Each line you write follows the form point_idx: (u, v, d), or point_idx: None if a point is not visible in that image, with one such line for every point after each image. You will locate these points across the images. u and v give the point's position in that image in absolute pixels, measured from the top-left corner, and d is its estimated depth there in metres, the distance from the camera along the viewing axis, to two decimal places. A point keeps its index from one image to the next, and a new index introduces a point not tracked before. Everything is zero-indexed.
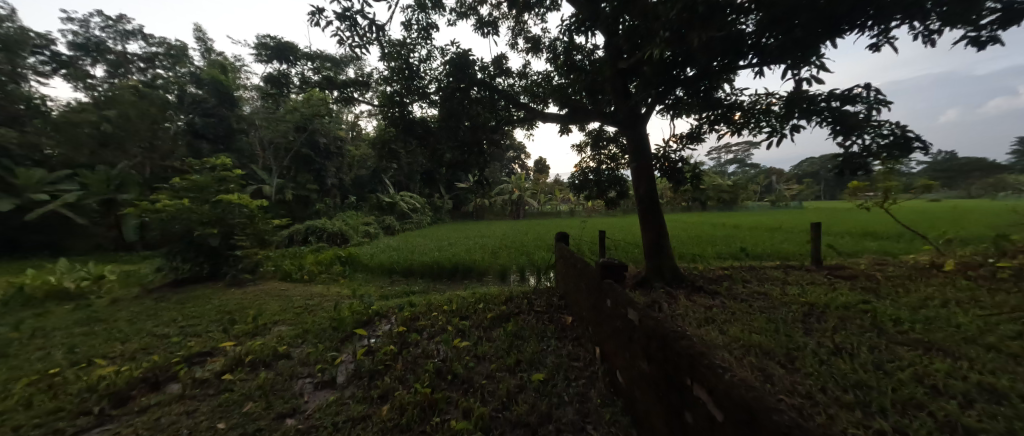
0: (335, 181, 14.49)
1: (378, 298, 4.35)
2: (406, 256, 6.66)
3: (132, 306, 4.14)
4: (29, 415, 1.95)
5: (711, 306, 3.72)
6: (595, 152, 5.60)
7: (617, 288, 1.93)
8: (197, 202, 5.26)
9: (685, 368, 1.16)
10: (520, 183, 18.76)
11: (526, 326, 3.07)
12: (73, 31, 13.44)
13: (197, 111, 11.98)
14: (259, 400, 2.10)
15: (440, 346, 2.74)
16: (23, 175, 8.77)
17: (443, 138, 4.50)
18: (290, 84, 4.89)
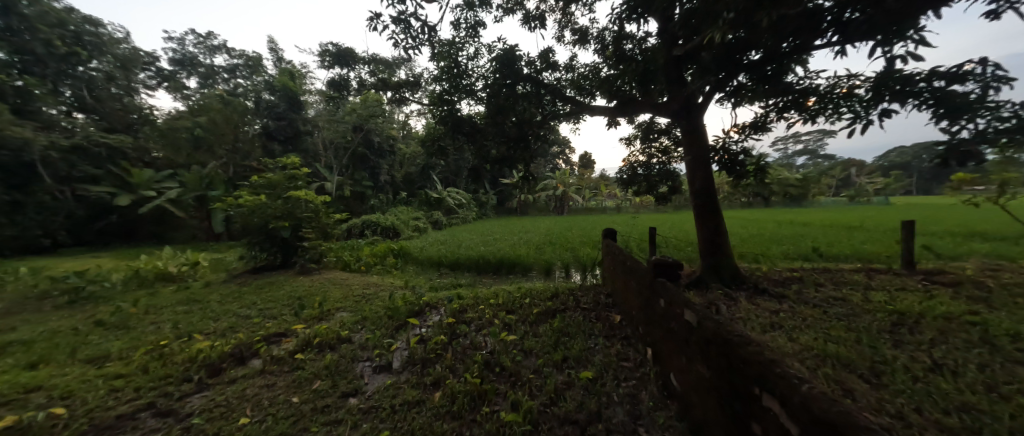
0: (388, 178, 15.28)
1: (427, 289, 4.55)
2: (453, 250, 6.87)
3: (220, 289, 4.72)
4: (147, 379, 2.30)
5: (778, 310, 3.42)
6: (645, 145, 5.37)
7: (671, 287, 1.85)
8: (273, 197, 5.85)
9: (753, 376, 1.09)
10: (565, 179, 18.38)
11: (573, 322, 3.04)
12: (172, 49, 15.48)
13: (270, 115, 13.19)
14: (326, 379, 2.29)
15: (487, 338, 2.81)
16: (137, 176, 10.45)
17: (491, 134, 4.60)
18: (350, 87, 5.23)
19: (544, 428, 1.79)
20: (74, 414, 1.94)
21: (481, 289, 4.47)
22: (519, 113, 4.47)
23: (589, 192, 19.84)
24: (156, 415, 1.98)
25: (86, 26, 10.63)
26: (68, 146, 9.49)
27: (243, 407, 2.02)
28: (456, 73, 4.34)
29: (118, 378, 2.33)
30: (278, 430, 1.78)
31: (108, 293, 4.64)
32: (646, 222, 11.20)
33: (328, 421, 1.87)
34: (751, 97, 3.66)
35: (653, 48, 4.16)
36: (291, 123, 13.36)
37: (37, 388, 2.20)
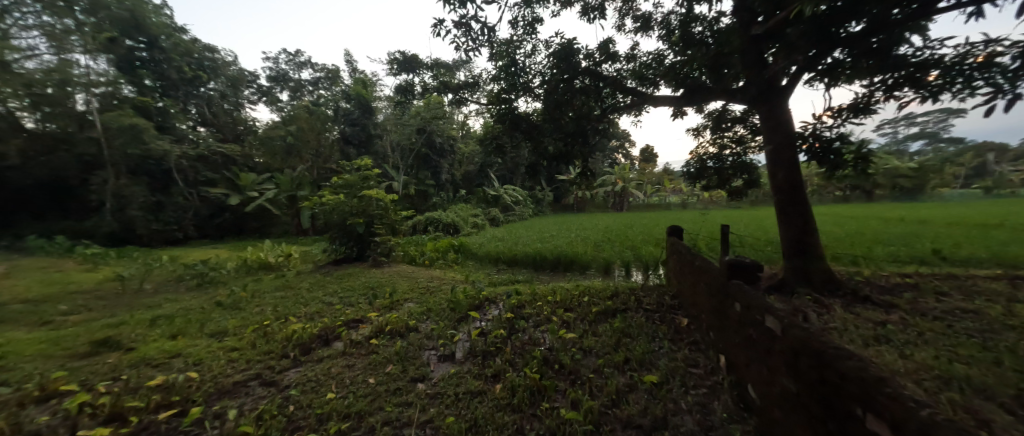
0: (449, 177, 15.89)
1: (486, 284, 4.67)
2: (510, 247, 6.95)
3: (308, 278, 5.32)
4: (253, 353, 2.67)
5: (884, 322, 2.94)
6: (716, 135, 4.92)
7: (747, 290, 1.69)
8: (350, 196, 6.45)
9: (854, 394, 0.96)
10: (625, 174, 17.49)
11: (635, 323, 2.91)
12: (269, 67, 17.67)
13: (346, 121, 14.41)
14: (397, 364, 2.47)
15: (546, 334, 2.81)
16: (243, 179, 12.14)
17: (548, 130, 4.53)
18: (415, 91, 5.53)
19: (605, 429, 1.75)
20: (203, 378, 2.32)
21: (538, 286, 4.48)
22: (577, 108, 4.37)
23: (652, 187, 18.68)
24: (262, 384, 2.30)
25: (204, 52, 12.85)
26: (192, 154, 11.38)
27: (329, 383, 2.25)
28: (515, 70, 4.37)
29: (233, 350, 2.76)
30: (358, 407, 1.95)
31: (223, 277, 5.49)
32: (717, 218, 10.30)
33: (400, 403, 2.02)
34: (852, 75, 3.18)
35: (727, 29, 3.81)
36: (364, 128, 14.46)
37: (174, 355, 2.67)
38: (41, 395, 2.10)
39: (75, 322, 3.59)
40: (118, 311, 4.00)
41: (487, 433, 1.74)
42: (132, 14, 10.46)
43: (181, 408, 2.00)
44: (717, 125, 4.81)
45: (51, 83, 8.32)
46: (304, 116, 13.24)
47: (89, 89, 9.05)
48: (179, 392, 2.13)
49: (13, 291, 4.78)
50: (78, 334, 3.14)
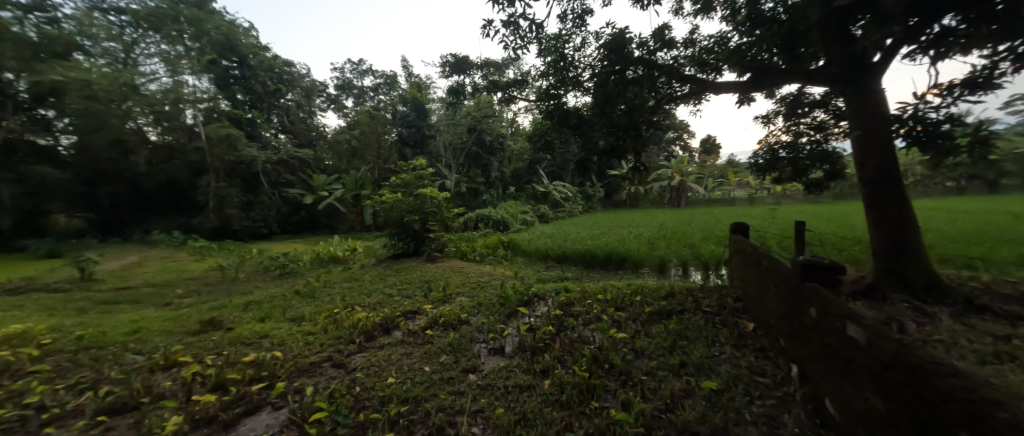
0: (498, 174, 15.95)
1: (534, 280, 4.68)
2: (560, 243, 6.86)
3: (370, 271, 5.72)
4: (325, 337, 2.94)
5: (1011, 337, 2.45)
6: (790, 122, 4.43)
7: (825, 294, 1.51)
8: (407, 195, 6.82)
9: (960, 418, 0.82)
10: (683, 167, 15.94)
11: (693, 326, 2.74)
12: (337, 76, 19.15)
13: (403, 123, 15.05)
14: (450, 354, 2.58)
15: (596, 333, 2.76)
16: (316, 180, 13.28)
17: (598, 125, 4.45)
18: (465, 92, 5.65)
19: (659, 433, 1.68)
20: (286, 357, 2.61)
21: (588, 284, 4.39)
22: (630, 100, 4.24)
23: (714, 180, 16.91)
24: (333, 366, 2.53)
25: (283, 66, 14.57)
26: (274, 158, 12.78)
27: (389, 369, 2.41)
28: (565, 65, 4.25)
29: (308, 334, 3.07)
30: (415, 392, 2.08)
31: (300, 269, 6.11)
32: (797, 212, 9.08)
33: (453, 391, 2.10)
34: (967, 45, 2.69)
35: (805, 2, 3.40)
36: (418, 129, 15.11)
37: (262, 336, 3.04)
38: (165, 364, 2.51)
39: (187, 304, 4.24)
40: (219, 296, 4.65)
41: (535, 427, 1.75)
42: (227, 37, 12.32)
43: (267, 383, 2.27)
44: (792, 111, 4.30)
45: (166, 101, 10.38)
46: (366, 120, 14.09)
47: (195, 105, 10.98)
48: (266, 368, 2.41)
49: (143, 277, 5.75)
50: (190, 314, 3.70)
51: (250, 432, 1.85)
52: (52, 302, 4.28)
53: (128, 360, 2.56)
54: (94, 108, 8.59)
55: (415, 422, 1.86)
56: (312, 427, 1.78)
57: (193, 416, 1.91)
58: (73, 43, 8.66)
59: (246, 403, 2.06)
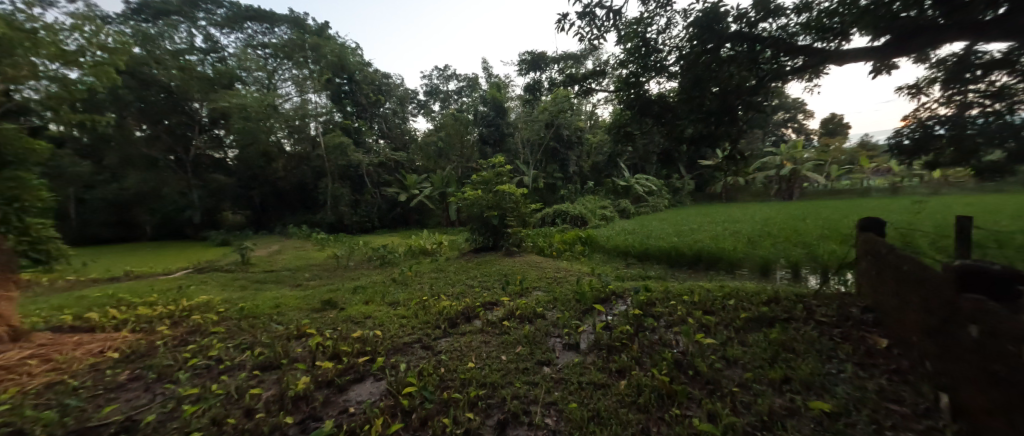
0: (577, 168, 15.35)
1: (612, 278, 4.49)
2: (645, 239, 6.43)
3: (454, 263, 6.13)
4: (415, 321, 3.26)
5: None
6: (951, 93, 3.44)
7: (992, 309, 1.18)
8: (487, 191, 7.12)
9: None
10: (797, 152, 12.23)
11: (802, 338, 2.35)
12: (425, 83, 20.58)
13: (483, 123, 15.33)
14: (525, 346, 2.65)
15: (679, 336, 2.56)
16: (408, 179, 14.45)
17: (684, 111, 4.04)
18: (542, 88, 5.60)
19: None
20: (384, 336, 2.96)
21: (674, 284, 4.06)
22: (724, 82, 3.67)
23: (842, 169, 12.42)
24: (422, 347, 2.78)
25: (382, 78, 16.23)
26: (375, 161, 14.41)
27: (470, 355, 2.56)
28: (646, 50, 3.96)
29: (403, 317, 3.43)
30: (492, 378, 2.18)
31: (396, 259, 6.84)
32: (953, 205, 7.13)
33: (528, 381, 2.16)
34: None
35: None
36: (497, 128, 15.42)
37: (366, 317, 3.48)
38: (297, 334, 3.06)
39: (310, 286, 5.11)
40: (334, 280, 5.46)
41: (609, 426, 1.70)
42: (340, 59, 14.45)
43: (370, 356, 2.59)
44: (955, 77, 3.39)
45: (297, 117, 13.06)
46: (451, 123, 14.57)
47: (317, 119, 13.43)
48: (368, 345, 2.74)
49: (282, 263, 7.04)
50: (314, 294, 4.44)
51: (357, 397, 2.14)
52: (223, 280, 5.53)
53: (273, 329, 3.18)
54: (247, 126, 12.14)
55: (492, 406, 1.94)
56: (404, 399, 1.98)
57: (318, 376, 2.28)
58: (234, 76, 12.80)
59: (354, 371, 2.39)
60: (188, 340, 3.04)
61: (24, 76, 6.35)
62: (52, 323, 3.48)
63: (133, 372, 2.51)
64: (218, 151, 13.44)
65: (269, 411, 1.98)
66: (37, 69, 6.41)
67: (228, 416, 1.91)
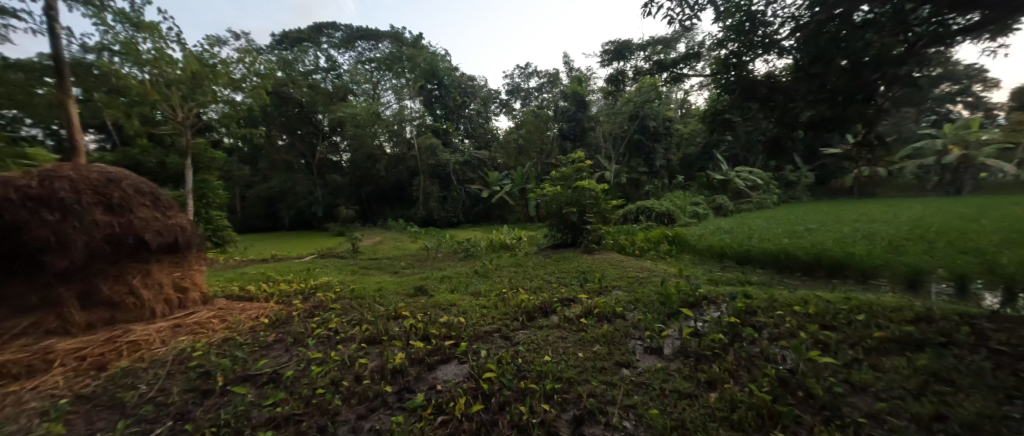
0: (665, 162, 14.01)
1: (704, 281, 4.07)
2: (748, 239, 5.65)
3: (532, 258, 6.21)
4: (495, 311, 3.40)
5: None
6: None
7: None
8: (567, 187, 7.08)
9: None
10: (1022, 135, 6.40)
11: (966, 369, 1.83)
12: (508, 82, 21.00)
13: (563, 118, 15.31)
14: (604, 346, 2.57)
15: (788, 352, 2.21)
16: (491, 177, 14.97)
17: (800, 91, 3.23)
18: (625, 78, 5.26)
19: None
20: (468, 323, 3.14)
21: (781, 291, 3.51)
22: (855, 53, 2.86)
23: None
24: (502, 337, 2.88)
25: (468, 81, 17.16)
26: (460, 160, 15.58)
27: (547, 349, 2.58)
28: (751, 25, 3.30)
29: (484, 306, 3.59)
30: (569, 374, 2.16)
31: (478, 252, 7.21)
32: None
33: (605, 381, 2.09)
34: None
35: None
36: (578, 122, 15.14)
37: (452, 304, 3.74)
38: (394, 315, 3.44)
39: (405, 274, 5.69)
40: (425, 269, 5.98)
41: None
42: (431, 66, 16.01)
43: (454, 340, 2.77)
44: None
45: (395, 122, 14.72)
46: (531, 120, 15.08)
47: (411, 124, 14.84)
48: (453, 330, 2.95)
49: (383, 252, 7.98)
50: (408, 281, 4.92)
51: (444, 376, 2.33)
52: (338, 265, 6.49)
53: (375, 309, 3.62)
54: (358, 134, 14.56)
55: (568, 401, 1.93)
56: (484, 383, 2.09)
57: (411, 354, 2.53)
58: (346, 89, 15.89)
59: (441, 353, 2.59)
60: (314, 313, 3.64)
61: (210, 100, 9.15)
62: (227, 292, 4.51)
63: (277, 335, 3.11)
64: (335, 155, 16.49)
65: (373, 379, 2.26)
66: (215, 94, 9.15)
67: (342, 379, 2.24)
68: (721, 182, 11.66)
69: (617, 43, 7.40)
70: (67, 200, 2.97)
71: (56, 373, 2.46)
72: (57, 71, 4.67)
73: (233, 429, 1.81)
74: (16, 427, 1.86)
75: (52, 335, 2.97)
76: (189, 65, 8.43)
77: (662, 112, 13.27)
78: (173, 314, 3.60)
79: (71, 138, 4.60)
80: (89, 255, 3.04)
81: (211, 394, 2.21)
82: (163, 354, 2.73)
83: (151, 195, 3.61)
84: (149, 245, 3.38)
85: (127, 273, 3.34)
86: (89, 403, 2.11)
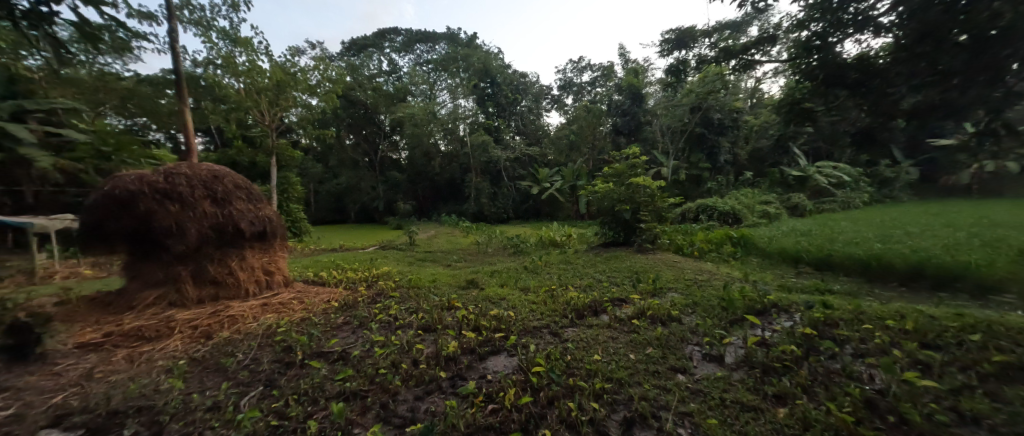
0: (731, 157, 12.82)
1: (773, 287, 3.70)
2: (830, 241, 5.00)
3: (582, 256, 6.10)
4: (545, 308, 3.40)
5: None
6: None
7: None
8: (619, 184, 6.87)
9: None
10: None
11: None
12: (560, 77, 20.60)
13: (617, 112, 14.79)
14: (658, 349, 2.46)
15: (878, 371, 1.94)
16: (541, 173, 14.97)
17: (900, 75, 2.70)
18: (688, 69, 5.07)
19: None
20: (517, 317, 3.18)
21: (869, 303, 3.08)
22: (976, 24, 2.23)
23: None
24: (551, 333, 2.88)
25: (519, 79, 17.59)
26: (511, 157, 15.85)
27: (596, 348, 2.53)
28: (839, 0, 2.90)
29: (533, 302, 3.62)
30: (619, 375, 2.11)
31: (527, 248, 7.27)
32: None
33: (658, 385, 2.01)
34: None
35: None
36: (634, 116, 14.52)
37: (502, 298, 3.81)
38: (448, 306, 3.59)
39: (458, 267, 5.91)
40: (475, 263, 6.16)
41: None
42: (484, 65, 16.36)
43: (504, 333, 2.83)
44: None
45: (449, 121, 15.38)
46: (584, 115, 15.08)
47: (464, 121, 15.51)
48: (503, 323, 3.01)
49: (438, 245, 8.37)
50: (460, 274, 5.11)
51: (494, 367, 2.40)
52: (397, 256, 6.93)
53: (430, 299, 3.82)
54: (415, 132, 15.34)
55: (618, 402, 1.89)
56: (533, 377, 2.11)
57: (463, 343, 2.63)
58: (406, 91, 16.76)
59: (491, 344, 2.66)
60: (377, 300, 3.93)
61: (291, 105, 10.16)
62: (305, 276, 5.02)
63: (345, 318, 3.41)
64: (395, 153, 17.50)
65: (428, 364, 2.40)
66: (296, 99, 10.14)
67: (402, 362, 2.40)
68: (797, 179, 10.44)
69: (677, 31, 6.94)
70: (184, 193, 3.54)
71: (176, 338, 2.96)
72: (179, 84, 5.51)
73: (311, 398, 2.04)
74: (150, 380, 2.28)
75: (173, 306, 3.56)
76: (275, 74, 9.40)
77: (729, 103, 12.16)
78: (263, 293, 4.04)
79: (187, 142, 5.39)
80: (199, 240, 3.58)
81: (292, 365, 2.50)
82: (254, 328, 3.13)
83: (248, 190, 4.09)
84: (245, 234, 3.86)
85: (228, 257, 3.87)
86: (199, 366, 2.51)
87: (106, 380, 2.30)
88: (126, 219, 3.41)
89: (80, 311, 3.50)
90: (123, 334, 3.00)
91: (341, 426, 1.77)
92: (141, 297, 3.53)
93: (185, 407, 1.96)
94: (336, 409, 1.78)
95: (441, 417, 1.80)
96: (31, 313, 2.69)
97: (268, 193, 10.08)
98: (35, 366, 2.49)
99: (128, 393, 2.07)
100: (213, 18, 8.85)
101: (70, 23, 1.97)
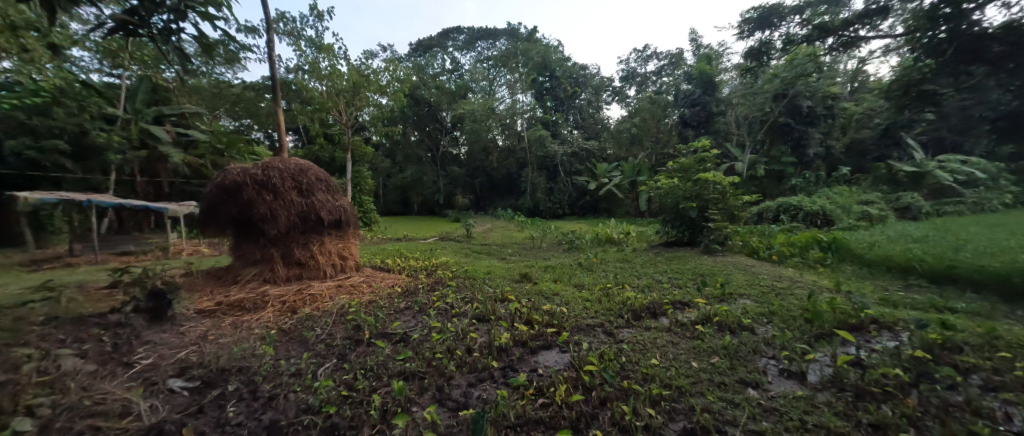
0: (822, 151, 11.30)
1: (873, 301, 3.18)
2: (953, 250, 4.17)
3: (640, 255, 5.82)
4: (599, 306, 3.30)
5: None
6: None
7: None
8: (685, 180, 6.43)
9: None
10: None
11: None
12: (623, 68, 19.70)
13: (685, 103, 13.76)
14: (724, 358, 2.27)
15: (1018, 410, 1.59)
16: (600, 169, 14.56)
17: None
18: (771, 50, 4.65)
19: None
20: (570, 314, 3.14)
21: (1006, 327, 2.51)
22: None
23: None
24: (604, 332, 2.80)
25: (580, 71, 17.18)
26: (569, 152, 15.65)
27: (654, 351, 2.41)
28: None
29: (587, 300, 3.53)
30: (678, 383, 1.99)
31: (583, 244, 7.11)
32: None
33: (724, 398, 1.85)
34: None
35: None
36: (704, 107, 13.39)
37: (555, 294, 3.78)
38: (502, 299, 3.65)
39: (512, 260, 5.97)
40: (530, 258, 6.17)
41: None
42: (543, 59, 16.29)
43: (556, 329, 2.82)
44: None
45: (508, 116, 15.59)
46: (647, 106, 14.28)
47: (522, 116, 15.59)
48: (556, 319, 2.99)
49: (493, 238, 8.56)
50: (515, 268, 5.16)
51: (545, 361, 2.39)
52: (456, 247, 7.18)
53: (485, 291, 3.91)
54: (476, 127, 15.74)
55: (677, 411, 1.78)
56: (585, 375, 2.08)
57: (515, 336, 2.66)
58: (468, 87, 17.24)
59: (543, 339, 2.67)
60: (435, 288, 4.13)
61: (364, 104, 10.98)
62: (374, 263, 5.43)
63: (407, 303, 3.64)
64: (455, 148, 18.20)
65: (482, 352, 2.47)
66: (369, 99, 10.96)
67: (457, 349, 2.51)
68: (909, 176, 8.85)
69: (759, 10, 6.25)
70: (277, 184, 4.03)
71: (268, 311, 3.40)
72: (274, 89, 6.18)
73: (376, 373, 2.22)
74: (248, 345, 2.65)
75: (267, 283, 4.08)
76: (352, 76, 10.28)
77: (822, 88, 10.62)
78: (338, 276, 4.47)
79: (280, 139, 6.08)
80: (288, 226, 4.06)
81: (360, 343, 2.73)
82: (330, 307, 3.49)
83: (327, 182, 4.54)
84: (324, 222, 4.30)
85: (311, 242, 4.33)
86: (286, 336, 2.85)
87: (217, 342, 2.72)
88: (232, 206, 3.98)
89: (198, 283, 4.17)
90: (229, 304, 3.52)
91: (401, 402, 1.89)
92: (244, 273, 4.11)
93: (274, 371, 2.25)
94: (398, 386, 1.93)
95: (493, 405, 1.84)
96: (166, 282, 3.28)
97: (344, 185, 11.10)
98: (168, 325, 3.03)
99: (233, 354, 2.44)
100: (301, 28, 9.90)
101: (192, 38, 2.28)
